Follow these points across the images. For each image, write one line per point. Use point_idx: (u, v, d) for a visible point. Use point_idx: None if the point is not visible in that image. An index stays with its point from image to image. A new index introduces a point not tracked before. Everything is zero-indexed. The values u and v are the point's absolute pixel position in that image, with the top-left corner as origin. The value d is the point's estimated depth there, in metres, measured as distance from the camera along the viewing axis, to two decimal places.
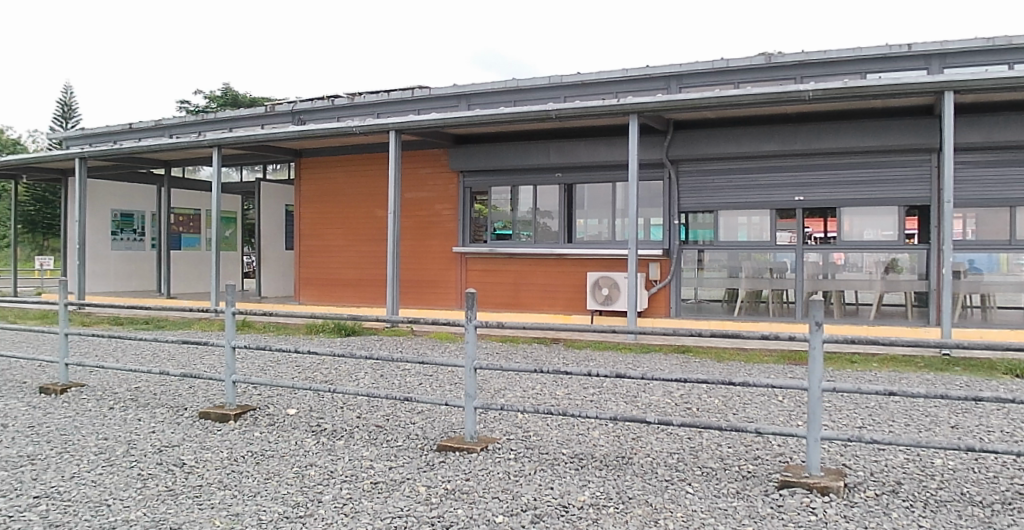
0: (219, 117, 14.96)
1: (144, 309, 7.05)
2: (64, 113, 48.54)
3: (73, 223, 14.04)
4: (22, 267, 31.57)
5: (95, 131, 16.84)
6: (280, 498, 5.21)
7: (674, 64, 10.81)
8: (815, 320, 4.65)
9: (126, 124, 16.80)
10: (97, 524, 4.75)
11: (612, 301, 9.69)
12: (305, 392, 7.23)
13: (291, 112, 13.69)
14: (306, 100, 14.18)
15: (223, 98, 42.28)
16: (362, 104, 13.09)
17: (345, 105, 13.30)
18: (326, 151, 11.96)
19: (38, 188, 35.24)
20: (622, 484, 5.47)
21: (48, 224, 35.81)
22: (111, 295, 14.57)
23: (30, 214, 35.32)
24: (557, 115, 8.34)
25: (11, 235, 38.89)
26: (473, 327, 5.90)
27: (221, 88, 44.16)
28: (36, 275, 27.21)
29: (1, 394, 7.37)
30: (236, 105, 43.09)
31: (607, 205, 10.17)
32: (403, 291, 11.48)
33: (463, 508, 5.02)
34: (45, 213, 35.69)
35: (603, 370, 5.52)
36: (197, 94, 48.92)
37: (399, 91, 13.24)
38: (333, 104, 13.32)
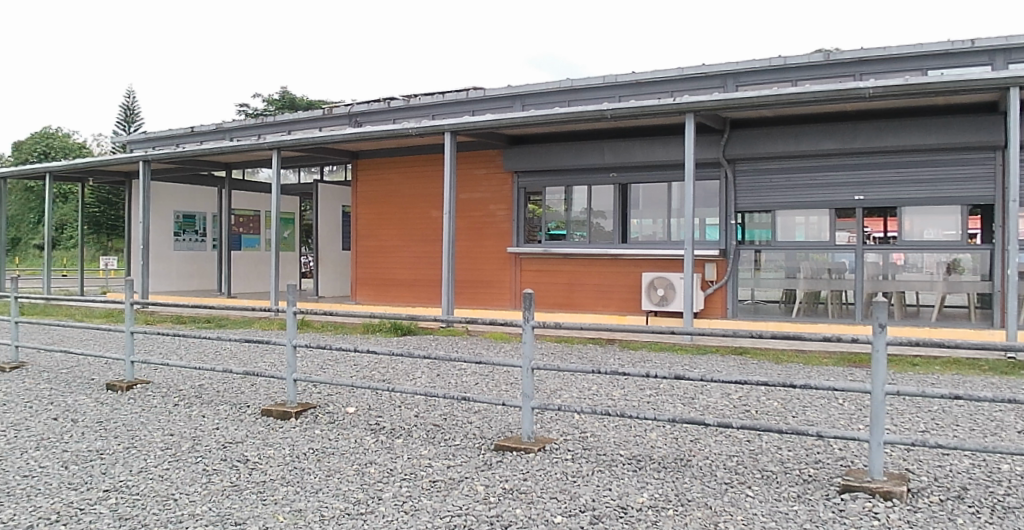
0: (276, 121, 15.26)
1: (207, 308, 7.15)
2: (127, 118, 49.82)
3: (135, 224, 14.40)
4: (87, 267, 32.32)
5: (158, 135, 17.29)
6: (341, 495, 5.27)
7: (730, 62, 10.71)
8: (879, 320, 4.55)
9: (187, 127, 17.22)
10: (165, 518, 4.86)
11: (668, 302, 9.59)
12: (365, 391, 7.29)
13: (347, 115, 13.87)
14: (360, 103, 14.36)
15: (282, 101, 42.90)
16: (416, 106, 13.20)
17: (401, 107, 13.46)
18: (380, 153, 12.08)
19: (103, 191, 36.18)
20: (681, 486, 5.42)
21: (113, 224, 36.76)
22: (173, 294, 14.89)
23: (95, 215, 36.28)
24: (612, 115, 8.30)
25: (78, 237, 40.01)
26: (530, 327, 5.92)
27: (279, 91, 44.58)
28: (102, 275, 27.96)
29: (71, 390, 7.58)
30: (295, 108, 43.86)
31: (663, 205, 10.10)
32: (458, 291, 11.54)
33: (522, 508, 5.01)
34: (109, 214, 36.58)
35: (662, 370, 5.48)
36: (254, 99, 49.67)
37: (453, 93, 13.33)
38: (389, 107, 13.45)
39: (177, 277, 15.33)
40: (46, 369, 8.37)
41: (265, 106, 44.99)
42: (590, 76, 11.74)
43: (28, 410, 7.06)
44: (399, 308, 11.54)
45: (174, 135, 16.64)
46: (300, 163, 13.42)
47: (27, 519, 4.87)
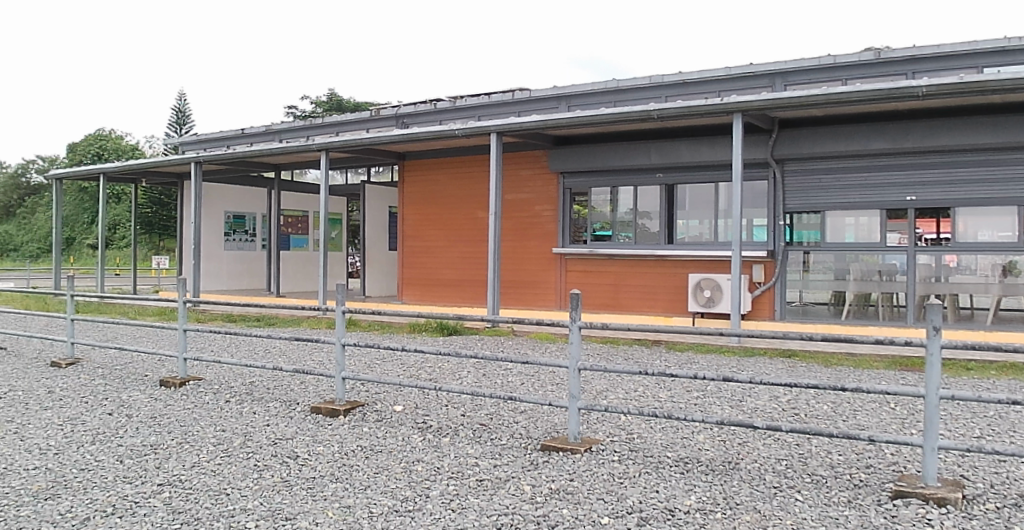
0: (323, 123, 15.46)
1: (257, 306, 7.25)
2: (179, 120, 50.85)
3: (185, 225, 14.69)
4: (140, 267, 33.03)
5: (209, 137, 17.65)
6: (389, 492, 5.31)
7: (779, 61, 10.59)
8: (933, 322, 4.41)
9: (238, 130, 17.55)
10: (217, 512, 4.94)
11: (715, 304, 9.48)
12: (412, 390, 7.34)
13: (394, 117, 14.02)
14: (406, 105, 14.51)
15: (329, 102, 43.40)
16: (462, 108, 13.28)
17: (446, 108, 13.57)
18: (427, 154, 12.17)
19: (156, 191, 36.97)
20: (729, 490, 5.35)
21: (165, 224, 37.53)
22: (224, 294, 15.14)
23: (147, 216, 37.09)
24: (658, 115, 8.26)
25: (131, 237, 40.91)
26: (578, 327, 5.90)
27: (328, 94, 45.17)
28: (155, 273, 28.57)
29: (125, 386, 7.75)
30: (342, 109, 44.31)
31: (710, 205, 10.01)
32: (504, 292, 11.57)
33: (569, 508, 5.01)
34: (162, 215, 37.35)
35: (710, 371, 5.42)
36: (302, 101, 50.38)
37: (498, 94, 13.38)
38: (435, 108, 13.56)
39: (227, 277, 15.62)
40: (101, 365, 8.58)
41: (313, 108, 45.61)
42: (637, 77, 11.72)
43: (85, 405, 7.24)
44: (445, 308, 11.61)
45: (224, 138, 16.96)
46: (346, 165, 13.58)
47: (84, 510, 4.98)
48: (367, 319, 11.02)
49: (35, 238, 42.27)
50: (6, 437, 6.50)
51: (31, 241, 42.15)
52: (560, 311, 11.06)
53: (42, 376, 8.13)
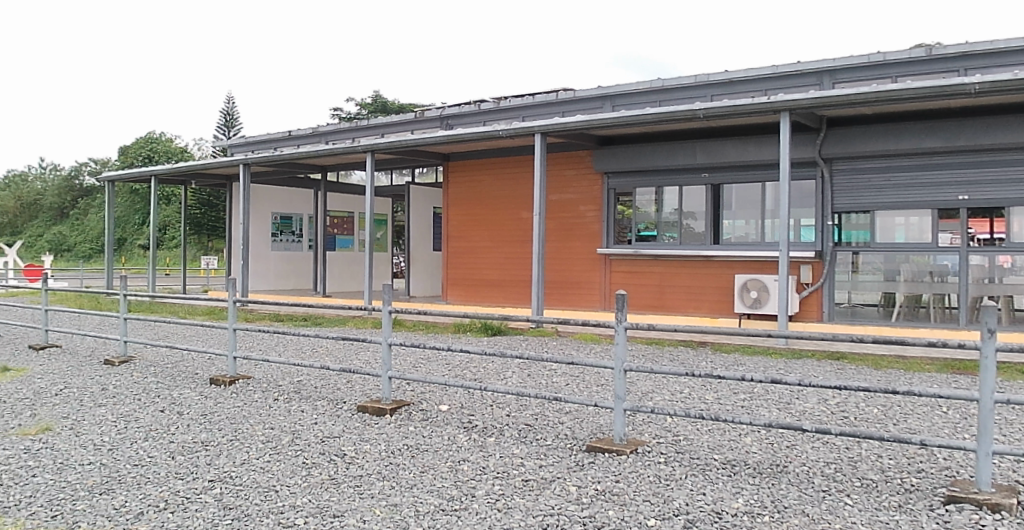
0: (368, 125, 15.63)
1: (305, 306, 7.34)
2: (227, 124, 51.74)
3: (232, 226, 14.94)
4: (191, 268, 33.69)
5: (256, 139, 17.96)
6: (436, 491, 5.34)
7: (827, 59, 10.45)
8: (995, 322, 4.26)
9: (285, 131, 17.83)
10: (267, 509, 5.01)
11: (762, 305, 9.37)
12: (457, 390, 7.39)
13: (438, 118, 14.12)
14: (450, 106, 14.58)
15: (375, 105, 43.78)
16: (506, 108, 13.33)
17: (490, 109, 13.61)
18: (470, 155, 12.22)
19: (205, 193, 37.67)
20: (777, 493, 5.29)
21: (214, 226, 38.22)
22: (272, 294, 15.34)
23: (197, 217, 37.81)
24: (703, 114, 8.20)
25: (181, 238, 41.73)
26: (623, 329, 5.85)
27: (373, 94, 45.51)
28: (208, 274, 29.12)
29: (177, 384, 7.91)
30: (387, 112, 44.64)
31: (756, 205, 9.91)
32: (548, 292, 11.57)
33: (615, 509, 4.99)
34: (210, 216, 38.04)
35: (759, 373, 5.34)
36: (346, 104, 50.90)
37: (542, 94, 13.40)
38: (479, 109, 13.63)
39: (274, 277, 15.84)
40: (153, 363, 8.77)
41: (357, 109, 45.98)
42: (683, 76, 11.64)
43: (138, 401, 7.41)
44: (488, 308, 11.65)
45: (272, 139, 17.26)
46: (390, 166, 13.71)
47: (138, 505, 5.09)
48: (411, 319, 11.10)
49: (88, 238, 43.43)
50: (63, 432, 6.67)
51: (85, 241, 43.31)
52: (604, 312, 11.03)
53: (96, 373, 8.33)
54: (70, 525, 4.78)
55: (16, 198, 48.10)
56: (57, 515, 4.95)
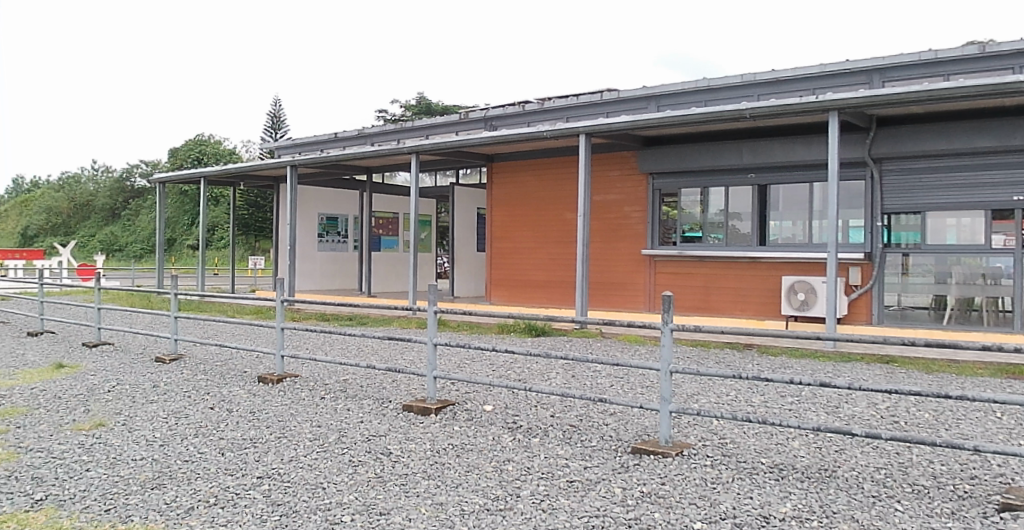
0: (412, 126, 15.80)
1: (350, 306, 7.41)
2: (273, 126, 52.53)
3: (279, 226, 15.17)
4: (239, 268, 34.27)
5: (303, 141, 18.26)
6: (481, 490, 5.36)
7: (877, 57, 10.29)
8: None
9: (331, 133, 18.09)
10: (315, 505, 5.07)
11: (809, 307, 9.26)
12: (501, 390, 7.41)
13: (483, 119, 14.21)
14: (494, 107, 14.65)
15: (418, 107, 44.03)
16: (551, 109, 13.37)
17: (535, 110, 13.66)
18: (514, 156, 12.25)
19: (252, 194, 38.28)
20: (826, 498, 5.21)
21: (261, 226, 38.79)
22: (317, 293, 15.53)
23: (244, 218, 38.44)
24: (751, 114, 8.14)
25: (229, 238, 42.42)
26: (669, 331, 5.78)
27: (417, 96, 45.80)
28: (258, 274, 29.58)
29: (226, 381, 8.05)
30: (430, 113, 44.85)
31: (804, 206, 9.79)
32: (592, 293, 11.56)
33: (660, 512, 4.96)
34: (258, 217, 38.65)
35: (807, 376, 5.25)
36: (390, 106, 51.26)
37: (587, 94, 13.40)
38: (524, 110, 13.70)
39: (319, 277, 16.04)
40: (202, 361, 8.94)
41: (400, 111, 46.32)
42: (729, 75, 11.53)
43: (188, 399, 7.55)
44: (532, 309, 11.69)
45: (318, 141, 17.55)
46: (434, 168, 13.81)
47: (188, 500, 5.19)
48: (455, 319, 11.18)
49: (139, 238, 44.58)
50: (116, 428, 6.83)
51: (136, 241, 44.50)
52: (648, 313, 10.99)
53: (148, 370, 8.52)
54: (123, 518, 4.88)
55: (71, 199, 49.49)
56: (110, 509, 5.06)
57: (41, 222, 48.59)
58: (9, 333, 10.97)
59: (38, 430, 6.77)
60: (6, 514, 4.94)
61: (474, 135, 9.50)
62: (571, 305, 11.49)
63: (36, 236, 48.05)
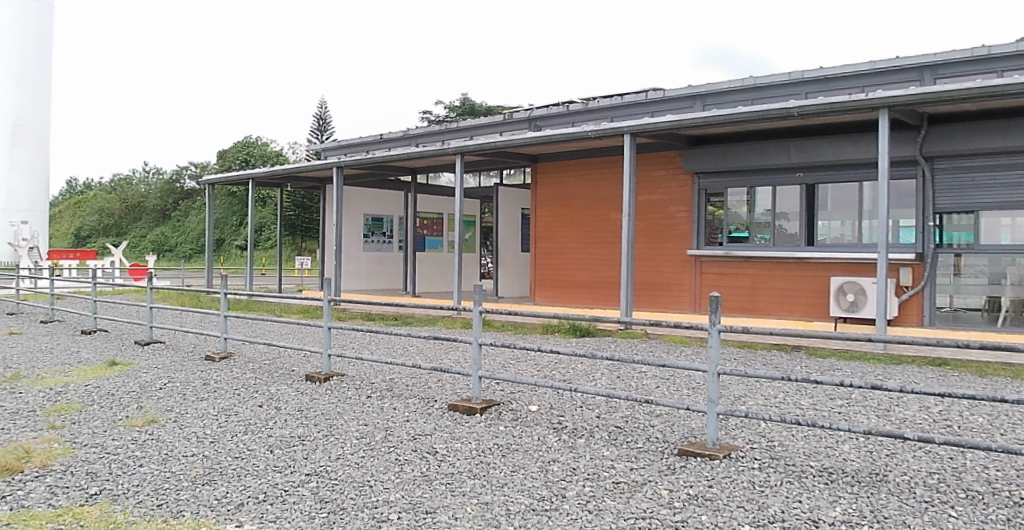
0: (457, 127, 15.91)
1: (396, 306, 7.48)
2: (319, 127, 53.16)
3: (325, 226, 15.35)
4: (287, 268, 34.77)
5: (348, 142, 18.49)
6: (526, 490, 5.37)
7: (928, 53, 10.08)
8: None
9: (376, 134, 18.28)
10: (362, 503, 5.14)
11: (859, 308, 9.12)
12: (546, 391, 7.43)
13: (527, 119, 14.27)
14: (538, 107, 14.68)
15: (461, 107, 44.18)
16: (595, 109, 13.37)
17: (579, 110, 13.68)
18: (557, 156, 12.25)
19: (298, 195, 38.82)
20: (877, 503, 5.12)
21: (307, 227, 39.33)
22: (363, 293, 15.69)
23: (290, 218, 39.02)
24: (799, 113, 8.04)
25: (276, 238, 43.04)
26: (716, 331, 5.70)
27: (461, 97, 45.96)
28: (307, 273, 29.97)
29: (274, 380, 8.19)
30: (474, 113, 44.95)
31: (853, 205, 9.63)
32: (637, 294, 11.52)
33: (708, 515, 4.92)
34: (304, 217, 39.20)
35: (856, 378, 5.12)
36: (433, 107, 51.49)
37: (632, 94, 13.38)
38: (569, 110, 13.72)
39: (365, 277, 16.19)
40: (251, 359, 9.09)
41: (443, 111, 46.53)
42: (776, 74, 11.43)
43: (238, 397, 7.68)
44: (576, 309, 11.69)
45: (363, 142, 17.76)
46: (478, 168, 13.89)
47: (238, 496, 5.28)
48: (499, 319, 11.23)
49: (188, 238, 45.52)
50: (167, 424, 6.98)
51: (186, 241, 45.46)
52: (694, 314, 10.91)
53: (198, 368, 8.69)
54: (174, 514, 4.99)
55: (122, 199, 50.67)
56: (163, 504, 5.17)
57: (94, 222, 49.88)
58: (65, 331, 11.28)
59: (93, 426, 6.95)
60: (63, 507, 5.08)
61: (517, 135, 9.53)
62: (615, 305, 11.46)
63: (89, 236, 49.35)
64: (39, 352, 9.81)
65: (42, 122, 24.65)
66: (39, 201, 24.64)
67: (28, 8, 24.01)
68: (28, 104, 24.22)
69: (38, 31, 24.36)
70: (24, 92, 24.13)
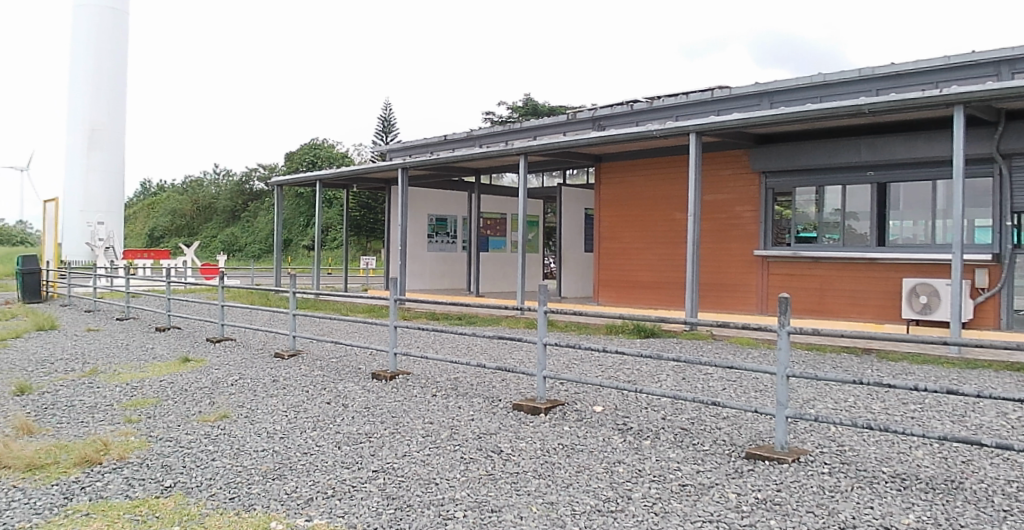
0: (520, 128, 16.01)
1: (461, 306, 7.54)
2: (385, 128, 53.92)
3: (389, 226, 15.57)
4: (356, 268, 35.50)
5: (413, 143, 18.75)
6: (591, 491, 5.36)
7: (1006, 47, 9.72)
8: None
9: (440, 135, 18.49)
10: (428, 500, 5.20)
11: (931, 310, 8.88)
12: (610, 392, 7.41)
13: (591, 119, 14.29)
14: (601, 107, 14.66)
15: (524, 108, 44.26)
16: (660, 108, 13.31)
17: (644, 109, 13.62)
18: (619, 157, 12.21)
19: (364, 196, 39.54)
20: (952, 510, 4.97)
21: (373, 226, 40.08)
22: (427, 293, 15.87)
23: (356, 218, 39.77)
24: (871, 110, 7.85)
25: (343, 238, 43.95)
26: (786, 333, 5.53)
27: (525, 97, 46.03)
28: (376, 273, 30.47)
29: (342, 377, 8.37)
30: (537, 113, 44.96)
31: (926, 205, 9.36)
32: (702, 295, 11.41)
33: (777, 519, 4.84)
34: (370, 218, 39.99)
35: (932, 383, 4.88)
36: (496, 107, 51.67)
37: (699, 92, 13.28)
38: (634, 108, 13.68)
39: (428, 276, 16.38)
40: (319, 357, 9.30)
41: (506, 111, 46.62)
42: (846, 71, 11.19)
43: (306, 394, 7.86)
44: (640, 310, 11.63)
45: (427, 143, 18.00)
46: (540, 169, 13.94)
47: (308, 491, 5.41)
48: (563, 320, 11.26)
49: (257, 238, 46.80)
50: (238, 419, 7.18)
51: (254, 241, 46.75)
52: (762, 316, 10.76)
53: (268, 365, 8.92)
54: (246, 507, 5.13)
55: (192, 200, 52.29)
56: (234, 497, 5.32)
57: (166, 222, 51.63)
58: (141, 328, 11.70)
59: (168, 420, 7.19)
60: (140, 499, 5.27)
61: (583, 136, 9.53)
62: (680, 306, 11.37)
63: (161, 237, 51.10)
64: (116, 348, 10.20)
65: (119, 127, 25.53)
66: (116, 202, 25.56)
67: (106, 15, 24.94)
68: (105, 110, 25.10)
69: (114, 40, 25.21)
70: (101, 96, 25.03)
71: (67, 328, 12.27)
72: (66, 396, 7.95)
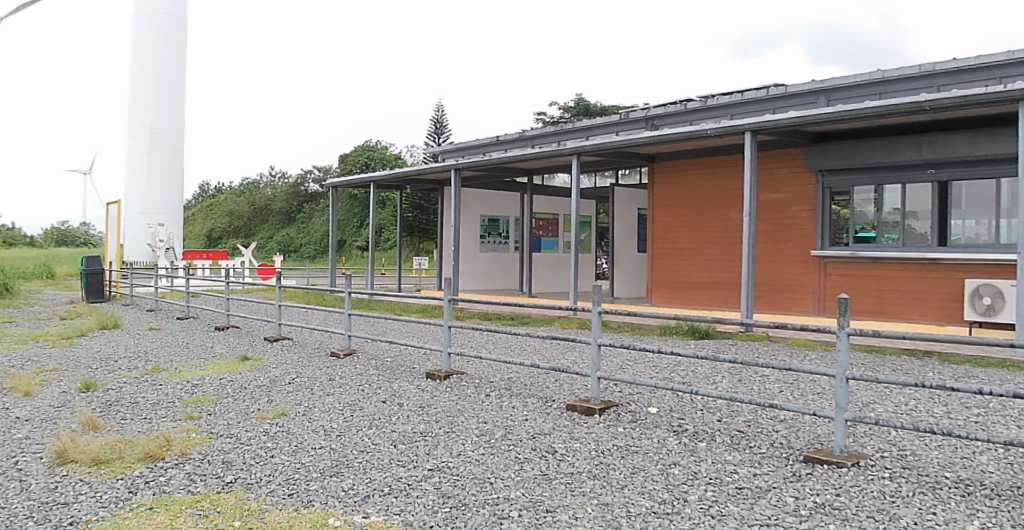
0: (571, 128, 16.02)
1: (514, 306, 7.58)
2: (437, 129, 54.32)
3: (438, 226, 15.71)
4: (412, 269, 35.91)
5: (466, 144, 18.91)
6: (647, 493, 5.35)
7: None
8: None
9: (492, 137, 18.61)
10: (483, 499, 5.26)
11: (996, 312, 8.67)
12: (666, 393, 7.38)
13: (643, 118, 14.24)
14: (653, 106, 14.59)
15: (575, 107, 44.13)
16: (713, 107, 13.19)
17: (697, 108, 13.52)
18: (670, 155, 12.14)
19: (417, 197, 39.97)
20: (1019, 518, 4.85)
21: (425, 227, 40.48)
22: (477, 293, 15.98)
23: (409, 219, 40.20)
24: (931, 107, 7.67)
25: (396, 238, 44.48)
26: (846, 335, 5.42)
27: (576, 97, 45.93)
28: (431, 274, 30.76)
29: (397, 375, 8.51)
30: (588, 113, 44.77)
31: (990, 204, 9.13)
32: (757, 295, 11.28)
33: (836, 524, 4.78)
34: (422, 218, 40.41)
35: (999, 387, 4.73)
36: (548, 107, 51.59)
37: (754, 91, 13.13)
38: (686, 108, 13.58)
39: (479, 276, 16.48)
40: (373, 356, 9.45)
41: (557, 111, 46.56)
42: (906, 67, 10.98)
43: (361, 392, 7.99)
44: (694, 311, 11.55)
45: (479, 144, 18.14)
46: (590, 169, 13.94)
47: (364, 489, 5.51)
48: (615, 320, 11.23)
49: (310, 238, 47.61)
50: (295, 417, 7.33)
51: (308, 241, 47.58)
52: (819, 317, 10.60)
53: (325, 364, 9.07)
54: (304, 503, 5.25)
55: (247, 201, 53.41)
56: (293, 493, 5.45)
57: (222, 223, 52.89)
58: (201, 327, 12.01)
59: (228, 417, 7.38)
60: (202, 494, 5.42)
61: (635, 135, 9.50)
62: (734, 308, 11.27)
63: (218, 237, 52.39)
64: (177, 346, 10.49)
65: (178, 132, 26.19)
66: (175, 204, 26.25)
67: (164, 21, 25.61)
68: (164, 114, 25.77)
69: (172, 46, 25.83)
70: (160, 101, 25.71)
71: (128, 326, 12.67)
72: (129, 393, 8.21)
